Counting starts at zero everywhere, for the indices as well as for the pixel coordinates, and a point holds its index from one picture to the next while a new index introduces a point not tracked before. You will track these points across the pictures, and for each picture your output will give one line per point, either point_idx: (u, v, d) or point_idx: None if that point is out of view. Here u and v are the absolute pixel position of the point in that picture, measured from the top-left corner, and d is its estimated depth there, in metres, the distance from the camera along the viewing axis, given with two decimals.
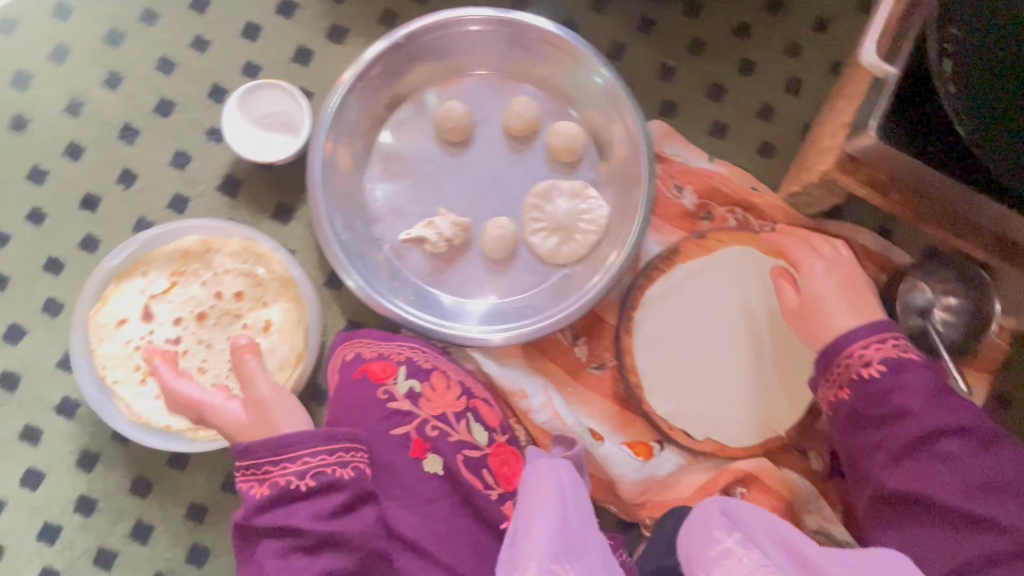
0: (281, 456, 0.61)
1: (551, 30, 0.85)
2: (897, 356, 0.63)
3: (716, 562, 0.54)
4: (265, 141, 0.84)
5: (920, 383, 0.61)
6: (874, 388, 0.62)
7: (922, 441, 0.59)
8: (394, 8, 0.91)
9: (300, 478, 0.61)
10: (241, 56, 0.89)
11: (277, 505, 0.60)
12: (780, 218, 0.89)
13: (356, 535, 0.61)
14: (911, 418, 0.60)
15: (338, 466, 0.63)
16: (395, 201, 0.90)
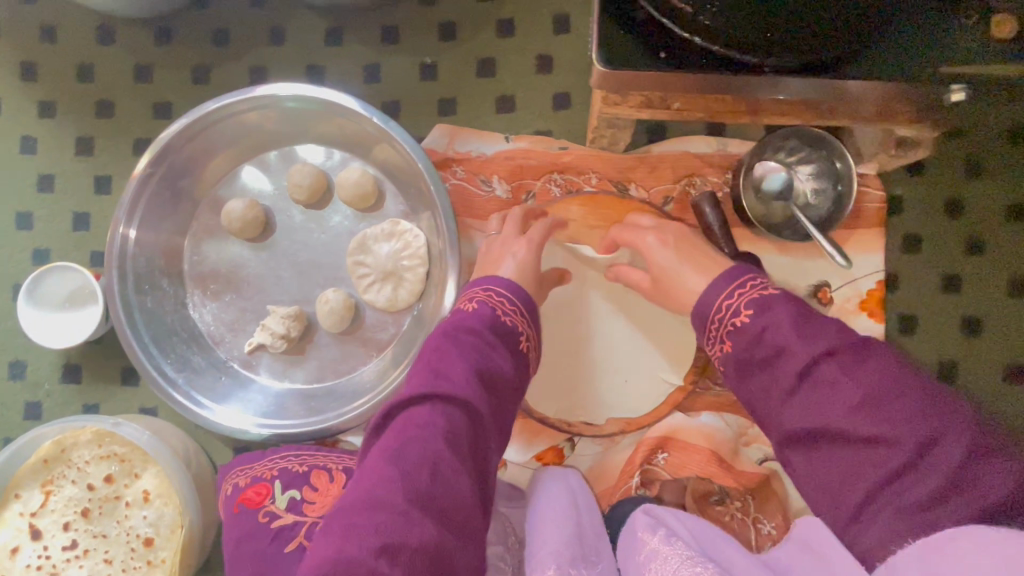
0: (487, 293, 0.65)
1: (273, 91, 0.79)
2: (760, 297, 0.55)
3: (647, 566, 0.56)
4: (74, 321, 0.82)
5: (785, 315, 0.52)
6: (749, 336, 0.54)
7: (805, 375, 0.49)
8: (145, 135, 0.88)
9: (481, 307, 0.62)
10: (28, 247, 0.88)
11: (483, 327, 0.59)
12: (596, 167, 0.84)
13: (469, 375, 0.53)
14: (787, 354, 0.50)
15: (509, 312, 0.63)
16: (227, 317, 0.87)
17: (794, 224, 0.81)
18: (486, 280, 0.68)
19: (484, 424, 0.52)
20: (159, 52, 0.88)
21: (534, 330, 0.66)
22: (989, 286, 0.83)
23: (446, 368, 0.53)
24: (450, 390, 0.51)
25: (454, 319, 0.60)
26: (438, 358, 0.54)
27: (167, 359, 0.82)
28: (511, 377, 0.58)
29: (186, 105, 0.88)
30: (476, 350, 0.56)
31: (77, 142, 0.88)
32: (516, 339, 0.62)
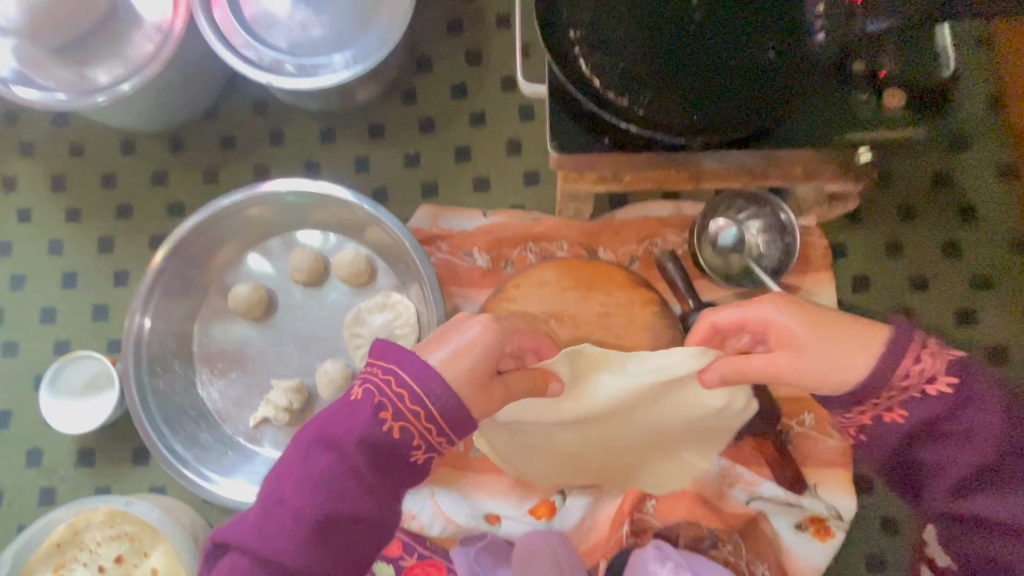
0: (376, 371, 0.58)
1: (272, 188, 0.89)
2: (968, 390, 0.56)
3: None
4: (91, 406, 0.88)
5: (993, 417, 0.55)
6: (953, 432, 0.57)
7: (971, 467, 0.56)
8: (160, 232, 0.98)
9: (360, 394, 0.57)
10: (50, 340, 0.95)
11: (347, 433, 0.56)
12: (566, 234, 0.93)
13: (310, 500, 0.55)
14: (971, 445, 0.56)
15: (388, 409, 0.56)
16: (233, 394, 0.93)
17: (749, 274, 0.89)
18: (393, 355, 0.58)
19: (355, 554, 0.57)
20: (174, 160, 1.00)
21: (448, 431, 0.57)
22: (942, 314, 0.90)
23: (323, 504, 0.55)
24: (268, 530, 0.54)
25: (329, 422, 0.57)
26: (286, 476, 0.56)
27: (177, 438, 0.87)
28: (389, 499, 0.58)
29: (198, 203, 0.99)
30: (343, 479, 0.55)
31: (99, 242, 0.98)
32: (401, 444, 0.57)
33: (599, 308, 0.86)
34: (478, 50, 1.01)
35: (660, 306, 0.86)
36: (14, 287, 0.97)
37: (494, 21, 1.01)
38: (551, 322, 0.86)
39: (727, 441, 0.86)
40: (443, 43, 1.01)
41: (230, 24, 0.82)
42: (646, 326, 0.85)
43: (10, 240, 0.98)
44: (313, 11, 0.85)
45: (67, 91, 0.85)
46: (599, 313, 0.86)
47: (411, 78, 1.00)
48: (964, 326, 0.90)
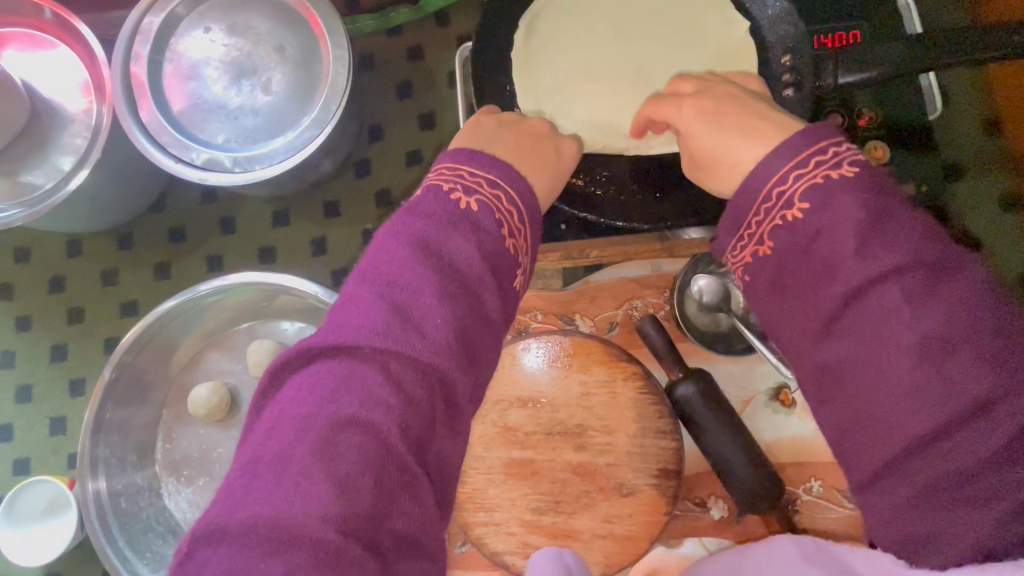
0: (445, 174, 0.54)
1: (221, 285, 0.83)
2: (832, 181, 0.45)
3: None
4: (51, 532, 0.84)
5: (850, 214, 0.44)
6: (798, 234, 0.46)
7: (853, 287, 0.43)
8: (114, 334, 0.94)
9: (460, 201, 0.51)
10: (8, 457, 0.91)
11: (454, 232, 0.49)
12: (539, 304, 0.87)
13: (401, 343, 0.43)
14: (836, 268, 0.44)
15: (499, 210, 0.52)
16: (200, 502, 0.88)
17: (738, 337, 0.83)
18: (483, 160, 0.54)
19: (443, 407, 0.44)
20: (124, 257, 0.96)
21: (530, 218, 0.55)
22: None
23: (392, 321, 0.44)
24: (406, 329, 0.44)
25: (418, 228, 0.49)
26: (389, 285, 0.46)
27: (143, 560, 0.82)
28: (498, 320, 0.50)
29: (151, 301, 0.94)
30: (462, 285, 0.47)
31: (52, 350, 0.93)
32: (510, 262, 0.51)
33: (577, 388, 0.80)
34: (432, 114, 0.96)
35: (644, 380, 0.80)
36: None
37: (444, 80, 0.96)
38: (527, 406, 0.80)
39: (727, 519, 0.80)
40: (395, 108, 0.96)
41: (157, 121, 0.77)
42: (629, 404, 0.79)
43: None
44: (247, 96, 0.79)
45: (16, 204, 0.79)
46: (579, 392, 0.80)
47: (364, 149, 0.96)
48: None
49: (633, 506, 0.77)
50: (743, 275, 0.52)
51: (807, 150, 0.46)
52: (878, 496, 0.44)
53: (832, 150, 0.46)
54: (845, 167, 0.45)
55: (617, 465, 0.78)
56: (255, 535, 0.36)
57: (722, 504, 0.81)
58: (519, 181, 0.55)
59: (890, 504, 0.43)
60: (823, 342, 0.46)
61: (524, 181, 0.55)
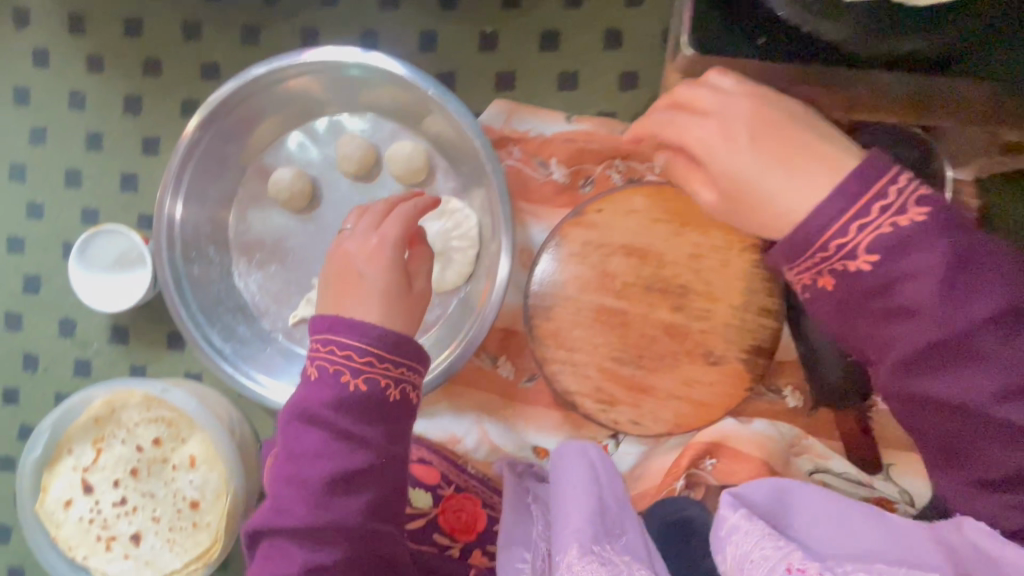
0: (320, 345, 0.61)
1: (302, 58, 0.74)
2: (918, 223, 0.46)
3: (727, 540, 0.55)
4: (122, 284, 0.82)
5: (936, 270, 0.46)
6: (877, 281, 0.48)
7: (943, 338, 0.46)
8: (192, 96, 0.86)
9: (329, 369, 0.59)
10: (77, 204, 0.87)
11: (324, 407, 0.59)
12: (663, 154, 0.78)
13: (333, 454, 0.58)
14: (918, 313, 0.47)
15: (365, 382, 0.59)
16: (271, 288, 0.86)
17: None
18: (335, 326, 0.60)
19: (359, 524, 0.58)
20: (208, 10, 0.85)
21: (411, 361, 0.61)
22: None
23: (301, 480, 0.58)
24: (330, 451, 0.58)
25: (298, 400, 0.60)
26: (296, 440, 0.59)
27: (214, 327, 0.81)
28: (387, 452, 0.60)
29: (234, 67, 0.85)
30: (339, 447, 0.58)
31: (125, 100, 0.86)
32: (396, 405, 0.61)
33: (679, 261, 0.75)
34: None
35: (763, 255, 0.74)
36: (34, 141, 0.87)
37: None
38: (632, 256, 0.75)
39: (799, 410, 0.79)
40: None
41: None
42: (739, 276, 0.74)
43: (28, 85, 0.87)
44: None
45: None
46: (689, 254, 0.75)
47: None
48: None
49: (718, 375, 0.75)
50: (803, 292, 0.52)
51: (881, 180, 0.47)
52: (963, 495, 0.50)
53: (897, 190, 0.47)
54: (957, 196, 0.47)
55: (710, 333, 0.75)
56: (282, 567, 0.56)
57: (799, 395, 0.79)
58: (370, 332, 0.60)
59: (971, 500, 0.50)
60: (910, 381, 0.48)
61: (377, 329, 0.60)
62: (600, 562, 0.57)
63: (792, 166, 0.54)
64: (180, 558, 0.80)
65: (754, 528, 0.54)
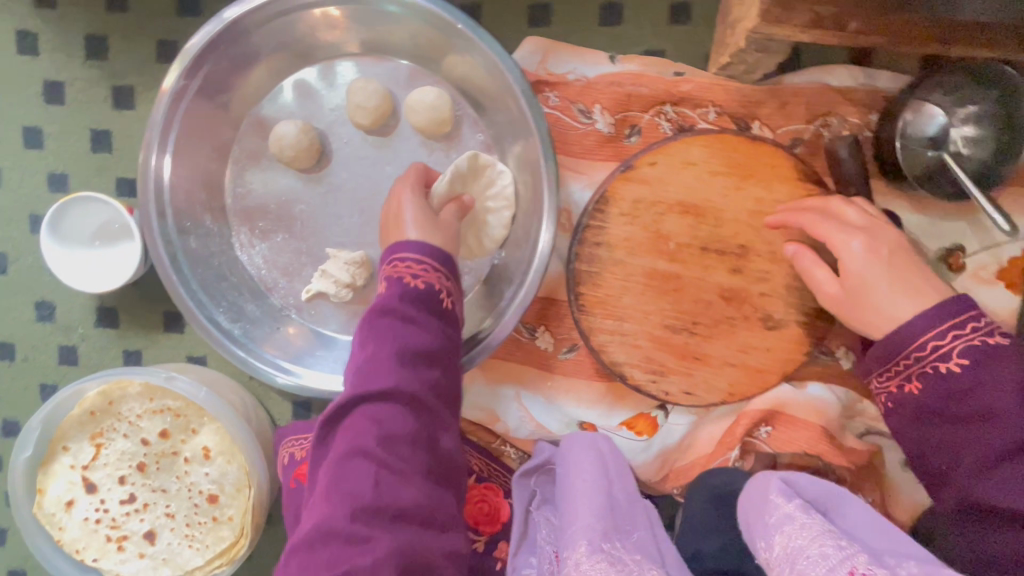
0: (395, 264, 0.60)
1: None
2: (982, 346, 0.56)
3: (777, 529, 0.62)
4: (107, 260, 0.72)
5: (1005, 384, 0.55)
6: (947, 384, 0.56)
7: (1002, 450, 0.54)
8: (168, 36, 0.73)
9: (401, 279, 0.58)
10: (42, 169, 0.75)
11: (399, 304, 0.56)
12: (721, 97, 0.70)
13: (398, 352, 0.53)
14: (993, 420, 0.55)
15: (432, 281, 0.59)
16: (279, 260, 0.76)
17: (937, 177, 0.69)
18: (410, 248, 0.60)
19: (430, 401, 0.53)
20: None
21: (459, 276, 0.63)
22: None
23: (374, 359, 0.53)
24: (399, 347, 0.54)
25: (370, 311, 0.57)
26: (363, 346, 0.55)
27: (219, 309, 0.72)
28: (444, 339, 0.57)
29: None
30: (402, 333, 0.54)
31: (86, 42, 0.73)
32: (452, 314, 0.60)
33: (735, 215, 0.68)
34: None
35: None
36: None
37: None
38: (687, 214, 0.68)
39: (854, 371, 0.75)
40: None
41: None
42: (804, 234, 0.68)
43: None
44: None
45: None
46: (751, 210, 0.68)
47: None
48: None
49: (777, 340, 0.71)
50: (884, 401, 0.61)
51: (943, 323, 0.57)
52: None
53: (971, 324, 0.57)
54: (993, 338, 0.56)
55: (770, 295, 0.70)
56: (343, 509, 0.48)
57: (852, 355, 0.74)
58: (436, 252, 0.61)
59: None
60: (977, 475, 0.55)
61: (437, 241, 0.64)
62: (610, 561, 0.65)
63: (906, 284, 0.61)
64: (202, 555, 0.74)
65: (810, 522, 0.61)
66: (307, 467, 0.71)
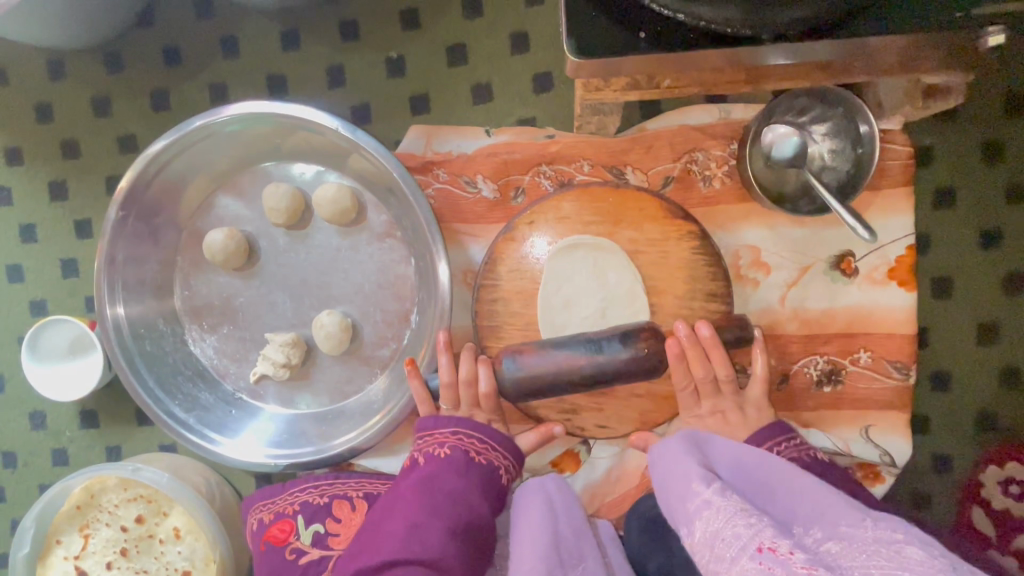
0: (447, 433, 0.71)
1: (220, 115, 0.73)
2: (757, 447, 0.63)
3: (699, 515, 0.56)
4: (79, 372, 0.83)
5: (770, 459, 0.60)
6: (743, 472, 0.62)
7: (817, 479, 0.58)
8: (115, 171, 0.85)
9: (441, 448, 0.70)
10: (23, 298, 0.87)
11: (454, 469, 0.67)
12: (589, 150, 0.77)
13: (430, 506, 0.63)
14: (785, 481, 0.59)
15: (481, 453, 0.70)
16: (226, 349, 0.86)
17: (809, 193, 0.72)
18: (450, 420, 0.72)
19: (449, 561, 0.58)
20: (115, 82, 0.84)
21: (519, 452, 0.74)
22: (956, 339, 0.77)
23: (412, 518, 0.61)
24: (435, 505, 0.63)
25: (421, 468, 0.68)
26: (405, 503, 0.63)
27: (175, 399, 0.81)
28: (489, 512, 0.66)
29: (150, 135, 0.85)
30: (450, 497, 0.64)
31: (49, 187, 0.86)
32: (503, 483, 0.70)
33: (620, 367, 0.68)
34: None
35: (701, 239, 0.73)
36: None
37: None
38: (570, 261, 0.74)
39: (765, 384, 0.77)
40: None
41: None
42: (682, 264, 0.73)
43: None
44: None
45: None
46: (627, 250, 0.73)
47: None
48: (987, 344, 0.77)
49: None
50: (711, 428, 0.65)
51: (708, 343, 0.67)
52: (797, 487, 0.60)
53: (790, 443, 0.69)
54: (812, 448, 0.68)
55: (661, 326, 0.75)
56: None
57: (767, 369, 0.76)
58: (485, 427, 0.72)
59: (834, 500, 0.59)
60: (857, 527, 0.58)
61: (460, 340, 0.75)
62: None
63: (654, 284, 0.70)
64: None
65: (726, 504, 0.55)
66: (276, 528, 0.77)
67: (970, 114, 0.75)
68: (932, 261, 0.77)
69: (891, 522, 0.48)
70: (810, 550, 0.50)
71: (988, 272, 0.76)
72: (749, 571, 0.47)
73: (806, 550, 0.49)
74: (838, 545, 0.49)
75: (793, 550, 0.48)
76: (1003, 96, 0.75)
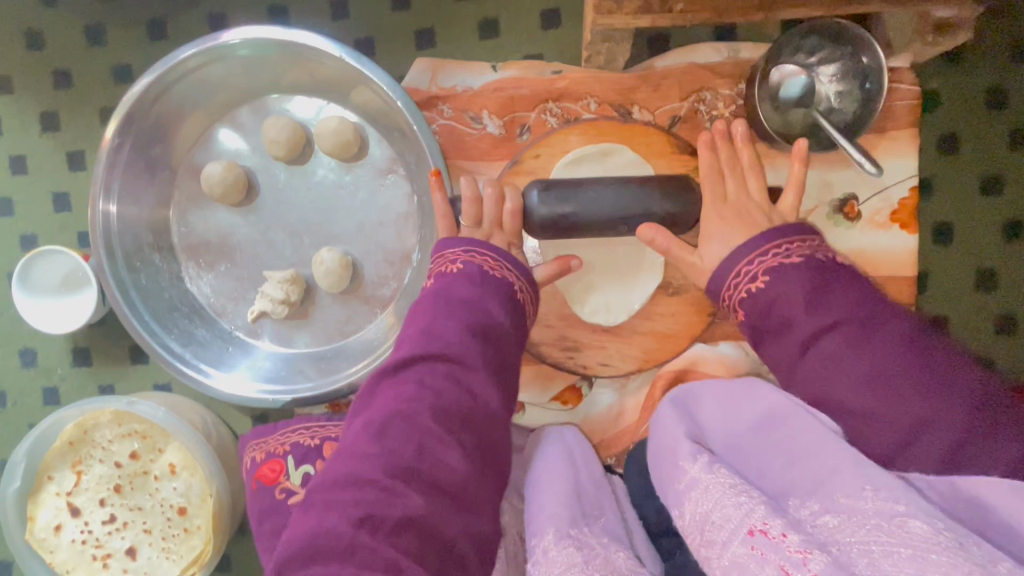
0: (475, 253, 0.63)
1: (223, 38, 0.71)
2: (779, 264, 0.57)
3: (687, 496, 0.56)
4: (72, 306, 0.81)
5: (800, 283, 0.55)
6: (759, 308, 0.57)
7: (816, 330, 0.53)
8: (110, 102, 0.83)
9: (456, 265, 0.62)
10: (14, 233, 0.85)
11: (471, 285, 0.60)
12: (597, 86, 0.76)
13: (441, 329, 0.56)
14: (791, 325, 0.55)
15: (491, 264, 0.63)
16: (223, 286, 0.84)
17: (816, 132, 0.72)
18: (457, 242, 0.65)
19: (463, 364, 0.54)
20: (110, 9, 0.82)
21: (520, 263, 0.65)
22: (955, 285, 0.78)
23: (429, 330, 0.56)
24: (441, 347, 0.54)
25: (438, 288, 0.61)
26: (424, 322, 0.57)
27: (171, 334, 0.79)
28: (511, 320, 0.60)
29: (147, 64, 0.82)
30: (467, 308, 0.58)
31: (41, 117, 0.83)
32: (525, 305, 0.63)
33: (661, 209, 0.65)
34: None
35: None
36: None
37: None
38: None
39: None
40: None
41: None
42: None
43: None
44: None
45: None
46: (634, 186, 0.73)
47: None
48: (985, 290, 0.78)
49: (679, 304, 0.75)
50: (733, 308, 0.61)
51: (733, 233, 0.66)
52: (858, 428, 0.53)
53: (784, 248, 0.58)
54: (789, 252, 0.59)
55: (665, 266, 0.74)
56: (340, 499, 0.47)
57: None
58: (524, 266, 0.65)
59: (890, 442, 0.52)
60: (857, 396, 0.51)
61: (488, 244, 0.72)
62: (578, 546, 0.57)
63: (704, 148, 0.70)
64: (178, 564, 0.79)
65: (714, 482, 0.55)
66: (267, 468, 0.76)
67: (976, 57, 0.75)
68: (933, 205, 0.77)
69: (893, 490, 0.45)
70: (803, 527, 0.49)
71: (988, 217, 0.77)
72: (739, 556, 0.48)
73: (800, 529, 0.48)
74: (834, 518, 0.47)
75: (785, 530, 0.47)
76: (1009, 43, 0.75)
